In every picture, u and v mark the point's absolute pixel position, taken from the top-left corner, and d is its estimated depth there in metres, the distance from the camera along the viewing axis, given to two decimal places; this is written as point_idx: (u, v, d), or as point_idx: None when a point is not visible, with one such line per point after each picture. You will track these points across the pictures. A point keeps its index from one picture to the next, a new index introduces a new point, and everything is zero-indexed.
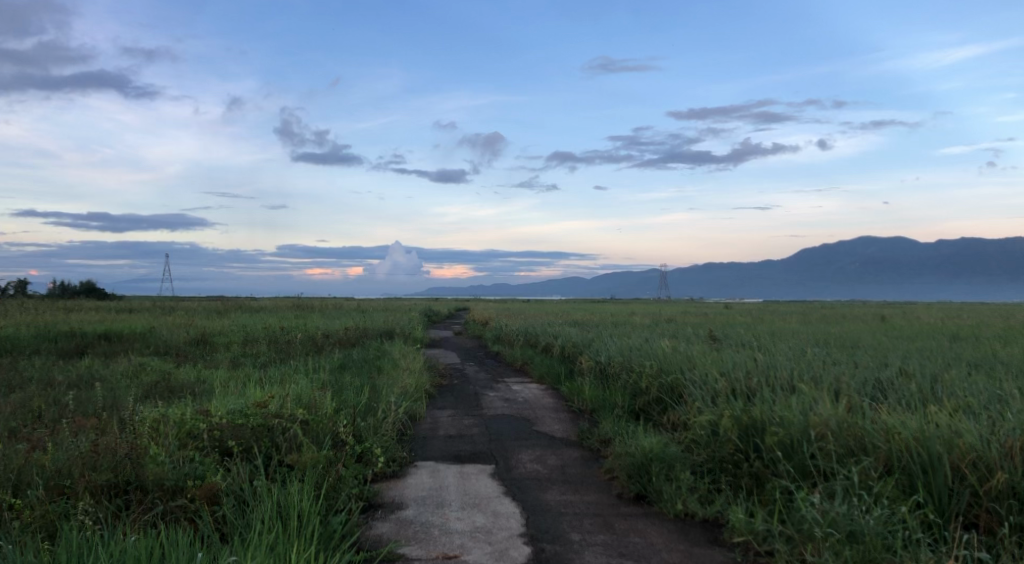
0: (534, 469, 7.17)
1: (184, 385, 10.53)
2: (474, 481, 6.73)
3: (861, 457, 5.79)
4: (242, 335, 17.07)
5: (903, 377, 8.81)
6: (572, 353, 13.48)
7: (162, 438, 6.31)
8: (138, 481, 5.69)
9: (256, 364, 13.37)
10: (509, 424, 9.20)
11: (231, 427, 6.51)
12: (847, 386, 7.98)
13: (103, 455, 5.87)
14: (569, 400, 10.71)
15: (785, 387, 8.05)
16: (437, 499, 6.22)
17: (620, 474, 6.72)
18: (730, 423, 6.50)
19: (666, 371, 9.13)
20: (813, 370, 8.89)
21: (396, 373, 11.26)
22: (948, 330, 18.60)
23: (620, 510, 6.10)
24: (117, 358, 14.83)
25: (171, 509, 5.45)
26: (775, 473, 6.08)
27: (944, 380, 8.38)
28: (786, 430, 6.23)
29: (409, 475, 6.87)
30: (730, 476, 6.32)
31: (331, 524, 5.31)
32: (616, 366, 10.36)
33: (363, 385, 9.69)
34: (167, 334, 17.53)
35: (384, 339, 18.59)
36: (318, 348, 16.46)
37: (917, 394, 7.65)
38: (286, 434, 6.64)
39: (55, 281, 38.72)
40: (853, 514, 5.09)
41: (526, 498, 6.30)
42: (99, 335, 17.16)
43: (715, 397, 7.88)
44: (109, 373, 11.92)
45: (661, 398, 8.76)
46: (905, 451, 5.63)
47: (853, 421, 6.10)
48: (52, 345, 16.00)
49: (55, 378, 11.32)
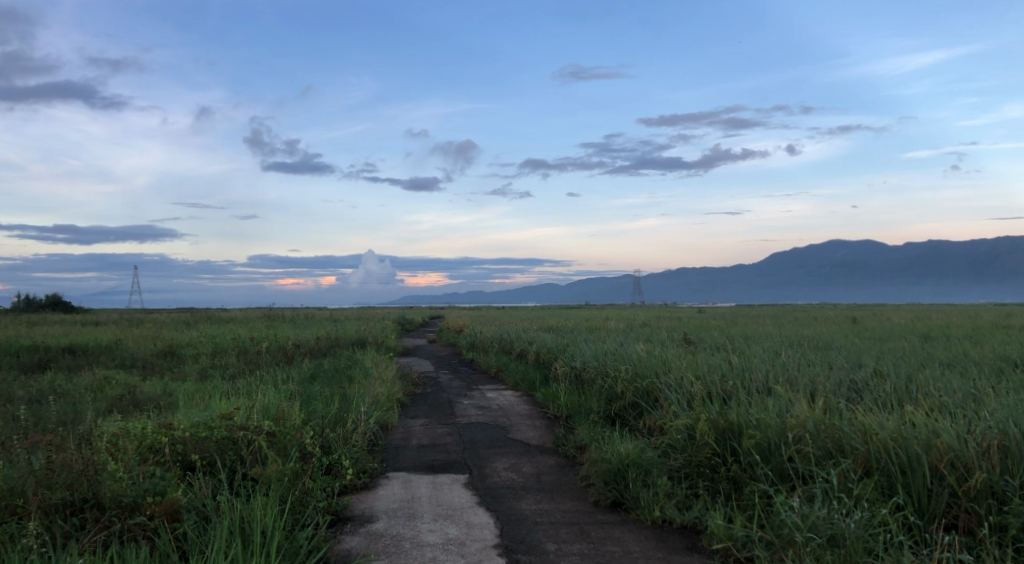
0: (508, 478, 7.02)
1: (150, 398, 10.21)
2: (447, 492, 6.55)
3: (839, 459, 5.72)
4: (211, 346, 16.72)
5: (877, 378, 8.81)
6: (546, 359, 13.36)
7: (121, 453, 6.05)
8: (94, 500, 5.42)
9: (225, 376, 13.08)
10: (484, 431, 9.06)
11: (194, 440, 6.27)
12: (823, 387, 7.96)
13: (58, 472, 5.59)
14: (544, 406, 10.59)
15: (761, 389, 8.00)
16: (409, 511, 6.03)
17: (596, 481, 6.58)
18: (706, 426, 6.37)
19: (642, 376, 9.03)
20: (788, 372, 8.86)
21: (368, 382, 11.07)
22: (918, 331, 18.86)
23: (596, 517, 5.97)
24: (80, 372, 14.45)
25: (129, 527, 5.20)
26: (753, 477, 5.98)
27: (918, 380, 8.40)
28: (763, 433, 6.13)
29: (381, 487, 6.67)
30: (707, 481, 6.21)
31: (297, 540, 5.11)
32: (592, 372, 10.25)
33: (334, 395, 9.48)
34: (133, 346, 17.13)
35: (356, 348, 18.35)
36: (289, 358, 16.19)
37: (892, 395, 7.64)
38: (252, 446, 6.40)
39: (20, 295, 37.98)
40: (833, 516, 5.00)
41: (501, 508, 6.13)
42: (63, 348, 16.71)
43: (691, 400, 7.79)
44: (72, 387, 11.58)
45: (637, 402, 8.68)
46: (883, 452, 5.56)
47: (830, 423, 6.02)
48: (14, 360, 15.53)
49: (15, 394, 10.95)
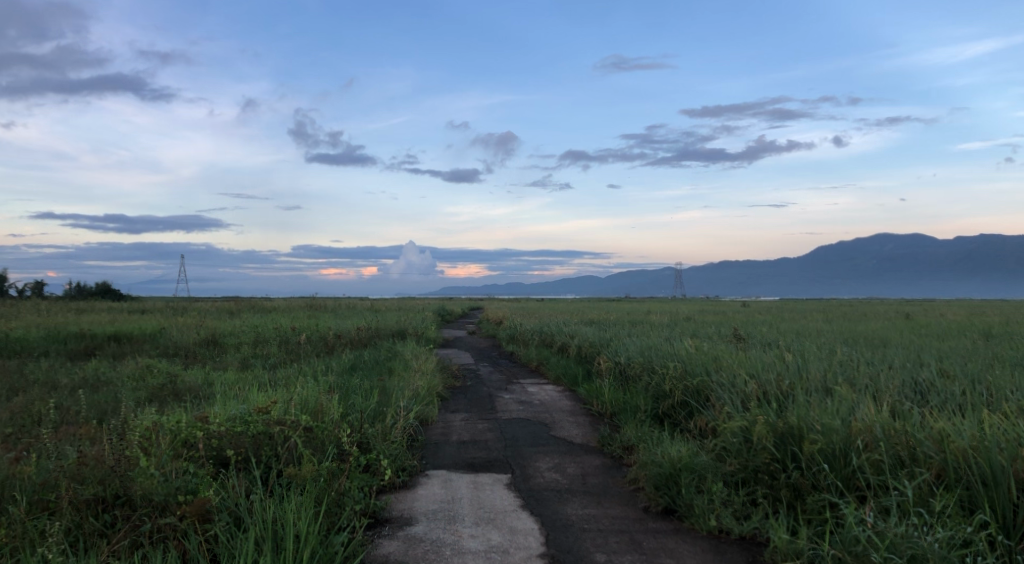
0: (552, 479, 6.69)
1: (191, 388, 10.13)
2: (489, 493, 6.26)
3: (913, 469, 5.28)
4: (252, 335, 16.69)
5: (943, 378, 8.24)
6: (589, 354, 13.01)
7: (154, 447, 5.89)
8: (126, 496, 5.27)
9: (266, 366, 13.00)
10: (525, 428, 8.76)
11: (230, 435, 6.10)
12: (885, 388, 7.47)
13: (90, 466, 5.45)
14: (587, 403, 10.23)
15: (819, 389, 7.55)
16: (449, 514, 5.75)
17: (646, 486, 6.21)
18: (764, 430, 5.94)
19: (691, 374, 8.62)
20: (847, 372, 8.35)
21: (407, 375, 10.84)
22: (979, 327, 18.05)
23: (647, 525, 5.62)
24: (124, 360, 14.54)
25: (160, 527, 5.03)
26: (817, 486, 5.56)
27: (988, 382, 7.85)
28: (827, 438, 5.69)
29: (420, 486, 6.42)
30: (766, 487, 5.77)
31: (332, 545, 4.88)
32: (638, 368, 9.86)
33: (372, 388, 9.27)
34: (177, 334, 17.21)
35: (397, 339, 18.20)
36: (329, 348, 16.08)
37: (961, 397, 7.12)
38: (288, 443, 6.19)
39: (71, 283, 38.85)
40: (912, 534, 4.58)
41: (546, 512, 5.82)
42: (109, 336, 16.85)
43: (745, 401, 7.40)
44: (115, 375, 11.62)
45: (686, 401, 8.29)
46: (962, 462, 5.12)
47: (901, 429, 5.59)
48: (61, 347, 15.71)
49: (60, 381, 11.01)
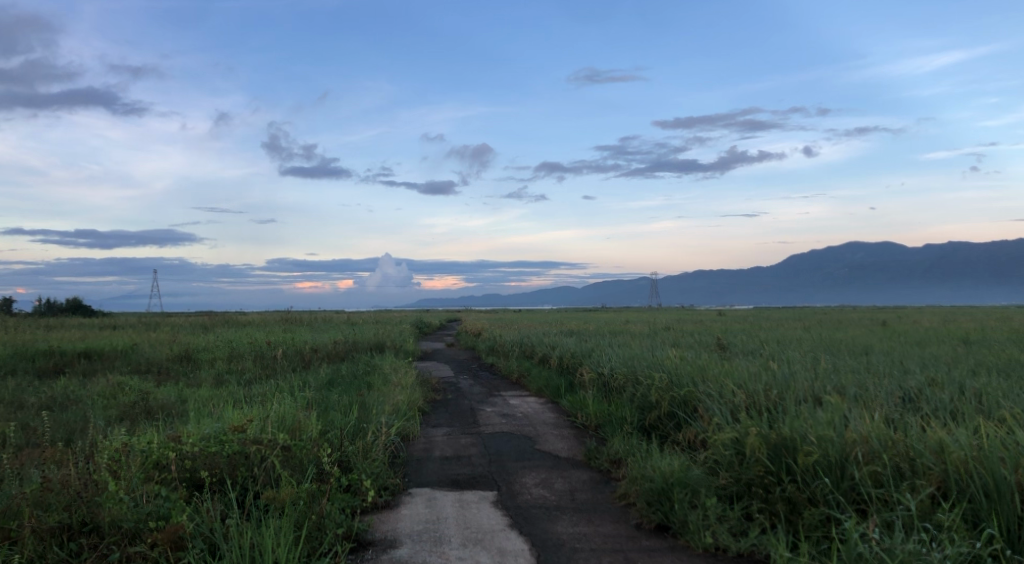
0: (540, 496, 6.49)
1: (164, 405, 9.81)
2: (475, 511, 6.04)
3: (913, 481, 5.17)
4: (227, 350, 16.30)
5: (932, 386, 8.14)
6: (571, 364, 12.80)
7: (125, 468, 5.61)
8: (94, 523, 5.00)
9: (241, 382, 12.67)
10: (509, 442, 8.55)
11: (204, 456, 5.84)
12: (874, 396, 7.35)
13: (55, 492, 5.16)
14: (571, 415, 10.03)
15: (809, 399, 7.42)
16: (435, 535, 5.52)
17: (638, 501, 6.04)
18: (758, 442, 5.77)
19: (678, 385, 8.44)
20: (834, 381, 8.23)
21: (386, 389, 10.57)
22: (957, 333, 18.08)
23: (641, 544, 5.44)
24: (94, 378, 14.11)
25: (130, 555, 4.78)
26: (814, 500, 5.41)
27: (976, 389, 7.76)
28: (823, 450, 5.55)
29: (403, 506, 6.17)
30: (761, 501, 5.60)
31: None
32: (621, 379, 9.68)
33: (351, 403, 8.99)
34: (149, 350, 16.79)
35: (374, 353, 17.92)
36: (305, 363, 15.74)
37: (951, 404, 7.02)
38: (265, 463, 5.93)
39: (42, 299, 38.15)
40: (921, 551, 4.44)
41: (535, 531, 5.62)
42: (79, 352, 16.40)
43: (734, 412, 7.25)
44: (84, 393, 11.25)
45: (673, 412, 8.12)
46: (962, 473, 5.02)
47: (899, 439, 5.48)
48: (29, 364, 15.24)
49: (27, 400, 10.61)
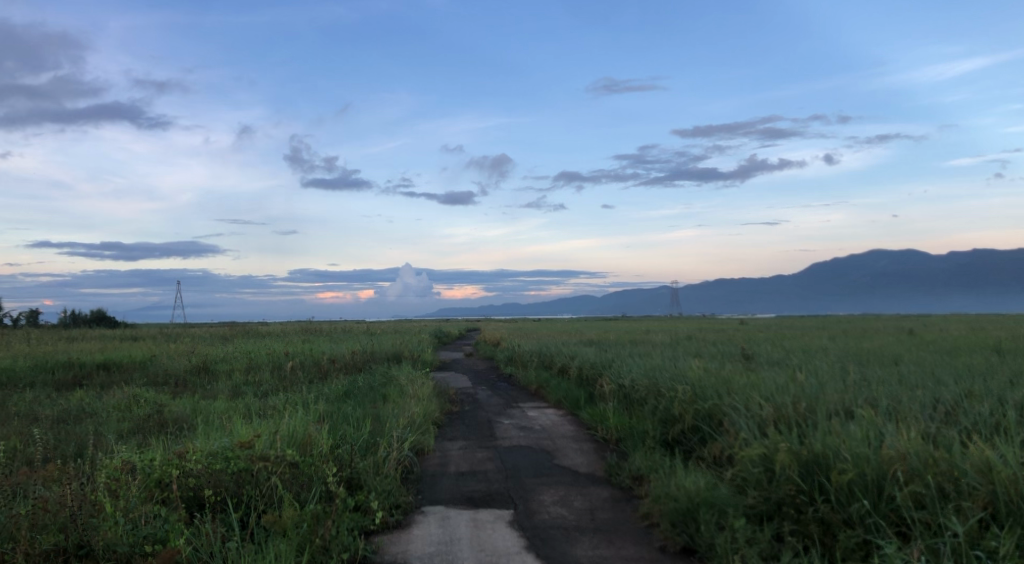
0: (558, 515, 6.18)
1: (178, 419, 9.60)
2: (491, 532, 5.75)
3: (959, 502, 4.82)
4: (245, 362, 16.11)
5: (969, 398, 7.73)
6: (590, 376, 12.46)
7: (126, 487, 5.40)
8: (88, 547, 4.79)
9: (257, 395, 12.45)
10: (527, 457, 8.25)
11: (208, 473, 5.64)
12: (909, 409, 7.00)
13: (52, 512, 4.95)
14: (591, 428, 9.71)
15: (839, 413, 7.06)
16: (447, 558, 5.25)
17: (662, 522, 5.73)
18: (788, 458, 5.44)
19: (702, 397, 8.10)
20: (866, 393, 7.85)
21: (402, 401, 10.30)
22: (988, 342, 17.49)
23: None
24: (111, 390, 13.98)
25: None
26: (849, 521, 5.07)
27: (1016, 402, 7.36)
28: (859, 468, 5.22)
29: (415, 525, 5.91)
30: (793, 523, 5.25)
31: None
32: (643, 391, 9.35)
33: (366, 416, 8.74)
34: (167, 361, 16.67)
35: (392, 363, 17.68)
36: (322, 374, 15.51)
37: (992, 418, 6.65)
38: (270, 482, 5.68)
39: (66, 311, 38.36)
40: None
41: (553, 554, 5.32)
42: (97, 365, 16.26)
43: (762, 425, 6.91)
44: (99, 406, 11.07)
45: (698, 426, 7.79)
46: (1012, 494, 4.69)
47: (942, 457, 5.14)
48: (48, 377, 15.14)
49: (41, 414, 10.44)
